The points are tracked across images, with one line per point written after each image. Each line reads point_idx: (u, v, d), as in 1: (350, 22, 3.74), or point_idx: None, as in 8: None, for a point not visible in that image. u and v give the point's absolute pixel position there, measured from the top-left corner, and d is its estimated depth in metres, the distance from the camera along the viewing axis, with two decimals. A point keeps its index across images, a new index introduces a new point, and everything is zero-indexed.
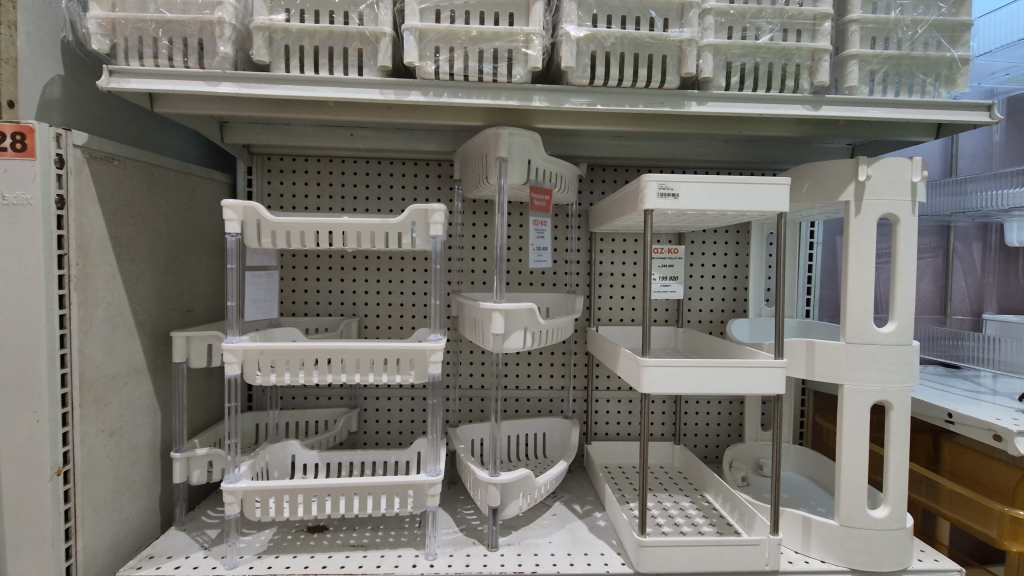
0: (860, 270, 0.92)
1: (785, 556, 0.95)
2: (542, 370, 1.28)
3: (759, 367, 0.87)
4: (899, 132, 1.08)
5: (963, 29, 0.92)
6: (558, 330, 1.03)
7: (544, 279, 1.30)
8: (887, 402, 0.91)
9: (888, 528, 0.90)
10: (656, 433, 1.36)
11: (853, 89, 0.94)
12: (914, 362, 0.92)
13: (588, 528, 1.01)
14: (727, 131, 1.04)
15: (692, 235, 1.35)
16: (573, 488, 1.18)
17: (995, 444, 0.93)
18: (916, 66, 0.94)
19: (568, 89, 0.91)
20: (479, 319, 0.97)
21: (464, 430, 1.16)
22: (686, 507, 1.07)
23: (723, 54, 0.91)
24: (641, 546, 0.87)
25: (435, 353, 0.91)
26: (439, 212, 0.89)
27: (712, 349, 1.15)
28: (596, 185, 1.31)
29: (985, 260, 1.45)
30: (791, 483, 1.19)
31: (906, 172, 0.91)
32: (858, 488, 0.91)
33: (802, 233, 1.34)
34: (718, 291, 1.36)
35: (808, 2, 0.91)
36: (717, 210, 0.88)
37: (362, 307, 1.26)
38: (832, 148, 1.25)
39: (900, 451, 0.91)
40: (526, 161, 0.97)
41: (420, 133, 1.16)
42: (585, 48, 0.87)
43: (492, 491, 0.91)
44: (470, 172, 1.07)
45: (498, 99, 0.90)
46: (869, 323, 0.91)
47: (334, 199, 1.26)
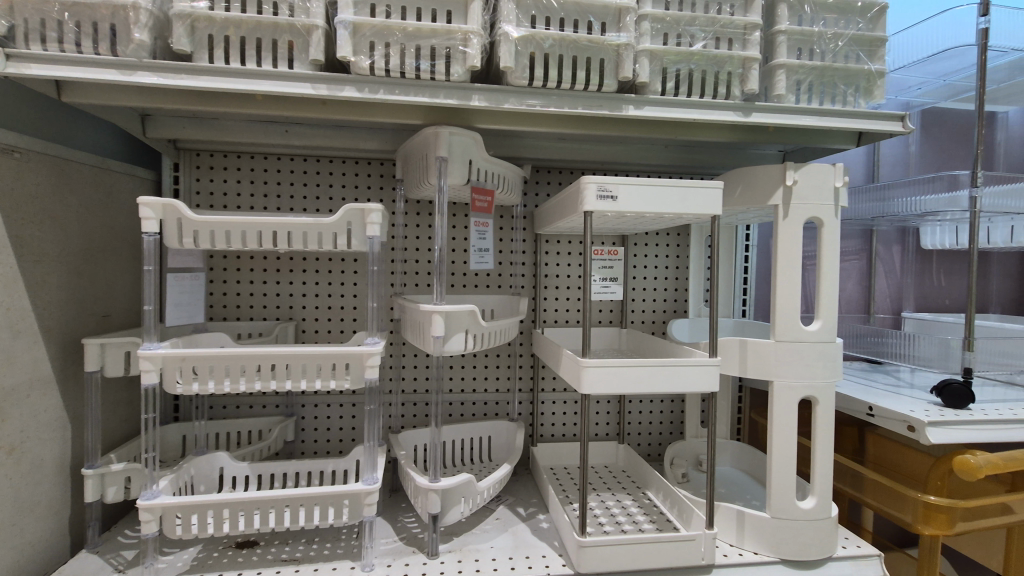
0: (788, 271, 0.96)
1: (721, 550, 0.98)
2: (488, 373, 1.27)
3: (694, 366, 0.89)
4: (825, 139, 1.13)
5: (878, 43, 0.97)
6: (500, 332, 1.02)
7: (489, 281, 1.29)
8: (814, 397, 0.96)
9: (815, 518, 0.94)
10: (601, 433, 1.37)
11: (781, 97, 0.98)
12: (837, 359, 0.96)
13: (531, 530, 1.01)
14: (665, 135, 1.06)
15: (635, 238, 1.37)
16: (518, 491, 1.17)
17: (910, 435, 0.99)
18: (837, 77, 0.99)
19: (506, 89, 0.90)
20: (419, 322, 0.95)
21: (405, 436, 1.13)
22: (629, 505, 1.09)
23: (659, 60, 0.93)
24: (581, 546, 0.86)
25: (372, 357, 0.88)
26: (375, 212, 0.87)
27: (653, 349, 1.18)
28: (542, 187, 1.31)
29: (904, 261, 1.55)
30: (729, 478, 1.23)
31: (829, 178, 0.95)
32: (787, 481, 0.94)
33: (739, 236, 1.40)
34: (660, 292, 1.39)
35: (738, 11, 0.95)
36: (654, 211, 0.89)
37: (300, 311, 1.21)
38: (764, 155, 1.31)
39: (826, 444, 0.95)
40: (467, 162, 0.96)
41: (359, 131, 1.13)
42: (523, 49, 0.87)
43: (432, 498, 0.89)
44: (411, 171, 1.05)
45: (436, 97, 0.88)
46: (797, 322, 0.95)
47: (269, 198, 1.21)
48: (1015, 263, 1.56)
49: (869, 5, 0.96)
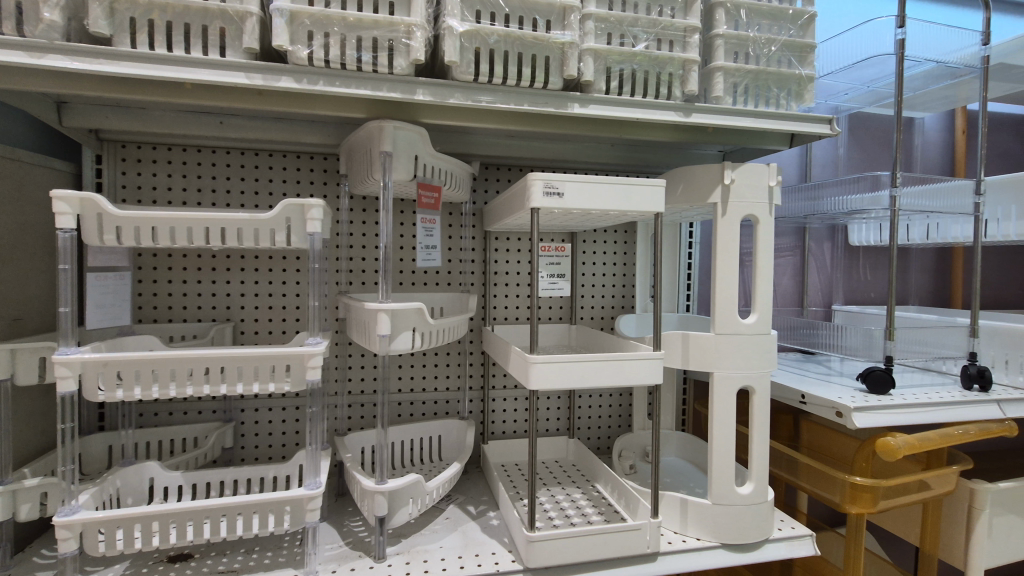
0: (726, 267, 0.99)
1: (665, 538, 1.01)
2: (438, 372, 1.26)
3: (639, 359, 0.91)
4: (760, 140, 1.18)
5: (808, 50, 1.02)
6: (448, 331, 1.02)
7: (438, 279, 1.27)
8: (751, 387, 1.00)
9: (753, 503, 0.99)
10: (551, 428, 1.39)
11: (720, 99, 1.02)
12: (772, 350, 1.01)
13: (480, 528, 1.00)
14: (611, 133, 1.07)
15: (583, 235, 1.39)
16: (468, 490, 1.17)
17: (839, 420, 1.04)
18: (771, 81, 1.03)
19: (452, 84, 0.89)
20: (364, 321, 0.93)
21: (352, 438, 1.10)
22: (578, 498, 1.10)
23: (603, 59, 0.95)
24: (530, 541, 0.87)
25: (315, 357, 0.85)
26: (316, 208, 0.84)
27: (601, 345, 1.19)
28: (490, 184, 1.31)
29: (834, 257, 1.65)
30: (674, 468, 1.27)
31: (764, 177, 1.00)
32: (728, 468, 0.98)
33: (682, 233, 1.44)
34: (607, 289, 1.42)
35: (679, 14, 0.97)
36: (600, 209, 0.91)
37: (238, 311, 1.16)
38: (705, 155, 1.35)
39: (762, 431, 1.00)
40: (413, 157, 0.94)
41: (301, 124, 1.09)
42: (468, 44, 0.86)
43: (379, 500, 0.88)
44: (355, 166, 1.02)
45: (379, 90, 0.86)
46: (735, 315, 0.99)
47: (204, 193, 1.15)
48: (930, 259, 1.69)
49: (800, 13, 1.02)
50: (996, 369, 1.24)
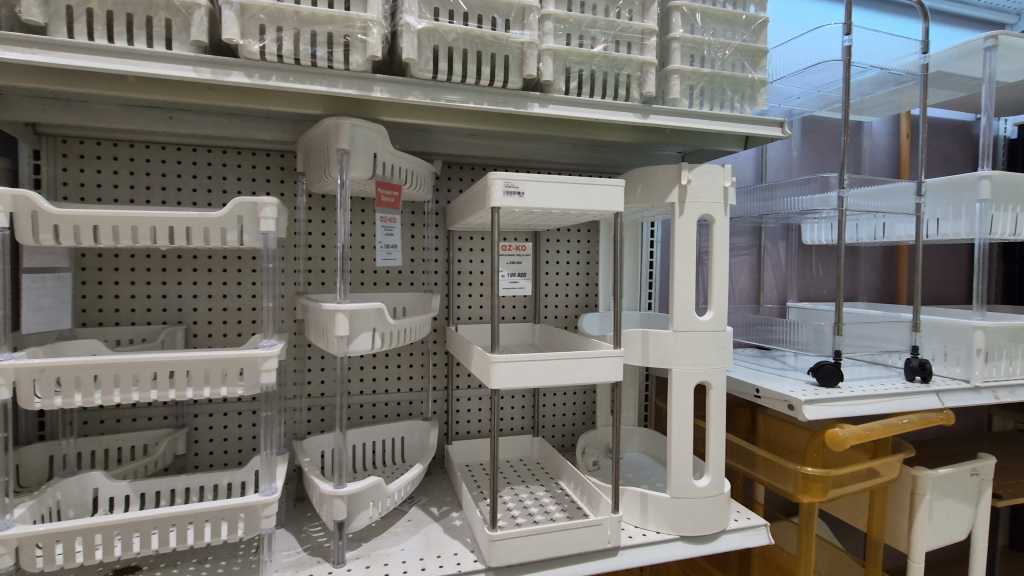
0: (684, 265, 1.01)
1: (626, 532, 1.02)
2: (401, 373, 1.25)
3: (599, 357, 0.92)
4: (716, 142, 1.21)
5: (760, 55, 1.06)
6: (410, 331, 1.01)
7: (400, 279, 1.26)
8: (708, 382, 1.03)
9: (709, 495, 1.02)
10: (516, 427, 1.39)
11: (676, 101, 1.04)
12: (728, 346, 1.04)
13: (443, 529, 1.00)
14: (572, 133, 1.08)
15: (547, 234, 1.40)
16: (431, 491, 1.16)
17: (790, 413, 1.08)
18: (725, 84, 1.06)
19: (410, 82, 0.88)
20: (321, 322, 0.91)
21: (311, 442, 1.08)
22: (541, 496, 1.11)
23: (563, 59, 0.95)
24: (492, 540, 0.87)
25: (269, 360, 0.83)
26: (269, 206, 0.82)
27: (564, 343, 1.20)
28: (453, 183, 1.30)
29: (788, 255, 1.70)
30: (636, 464, 1.29)
31: (719, 178, 1.03)
32: (686, 461, 1.00)
33: (644, 233, 1.47)
34: (571, 288, 1.43)
35: (636, 16, 0.99)
36: (560, 208, 0.91)
37: (190, 313, 1.12)
38: (665, 155, 1.38)
39: (719, 425, 1.03)
40: (372, 155, 0.93)
41: (255, 120, 1.06)
42: (427, 42, 0.86)
43: (337, 504, 0.87)
44: (312, 163, 1.00)
45: (334, 87, 0.84)
46: (692, 313, 1.01)
47: (153, 191, 1.11)
48: (878, 257, 1.77)
49: (753, 18, 1.05)
50: (936, 361, 1.30)
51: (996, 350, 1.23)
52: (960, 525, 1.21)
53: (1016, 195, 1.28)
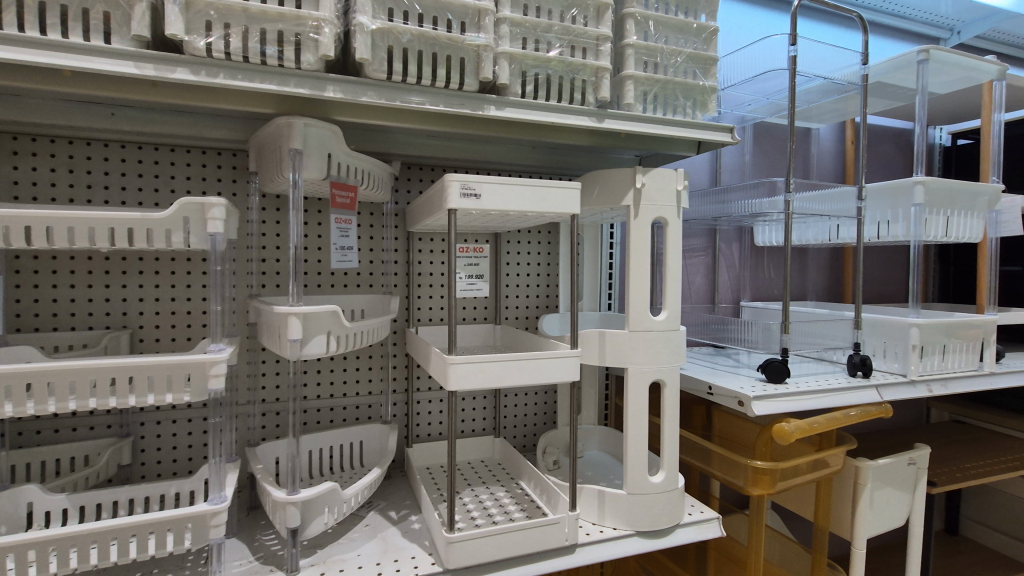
0: (639, 266, 1.04)
1: (583, 530, 1.04)
2: (359, 376, 1.23)
3: (555, 358, 0.93)
4: (670, 146, 1.25)
5: (711, 63, 1.10)
6: (367, 333, 1.00)
7: (359, 281, 1.24)
8: (662, 380, 1.06)
9: (664, 491, 1.04)
10: (477, 428, 1.40)
11: (630, 106, 1.06)
12: (681, 345, 1.07)
13: (401, 533, 0.99)
14: (530, 135, 1.09)
15: (508, 236, 1.41)
16: (391, 495, 1.15)
17: (741, 409, 1.12)
18: (677, 90, 1.09)
19: (364, 82, 0.87)
20: (274, 325, 0.89)
21: (264, 449, 1.05)
22: (501, 496, 1.12)
23: (518, 63, 0.96)
24: (449, 542, 0.87)
25: (217, 365, 0.81)
26: (217, 207, 0.80)
27: (524, 344, 1.21)
28: (413, 184, 1.29)
29: (741, 256, 1.77)
30: (596, 462, 1.31)
31: (672, 181, 1.06)
32: (641, 458, 1.03)
33: (603, 234, 1.49)
34: (532, 289, 1.44)
35: (591, 22, 1.00)
36: (517, 210, 0.92)
37: (136, 318, 1.08)
38: (622, 158, 1.40)
39: (672, 421, 1.06)
40: (326, 155, 0.91)
41: (204, 118, 1.03)
42: (381, 42, 0.85)
43: (291, 511, 0.85)
44: (264, 163, 0.98)
45: (285, 85, 0.83)
46: (647, 313, 1.04)
47: (95, 189, 1.06)
48: (825, 258, 1.85)
49: (703, 27, 1.08)
50: (877, 357, 1.37)
51: (930, 346, 1.31)
52: (898, 512, 1.28)
53: (947, 200, 1.36)
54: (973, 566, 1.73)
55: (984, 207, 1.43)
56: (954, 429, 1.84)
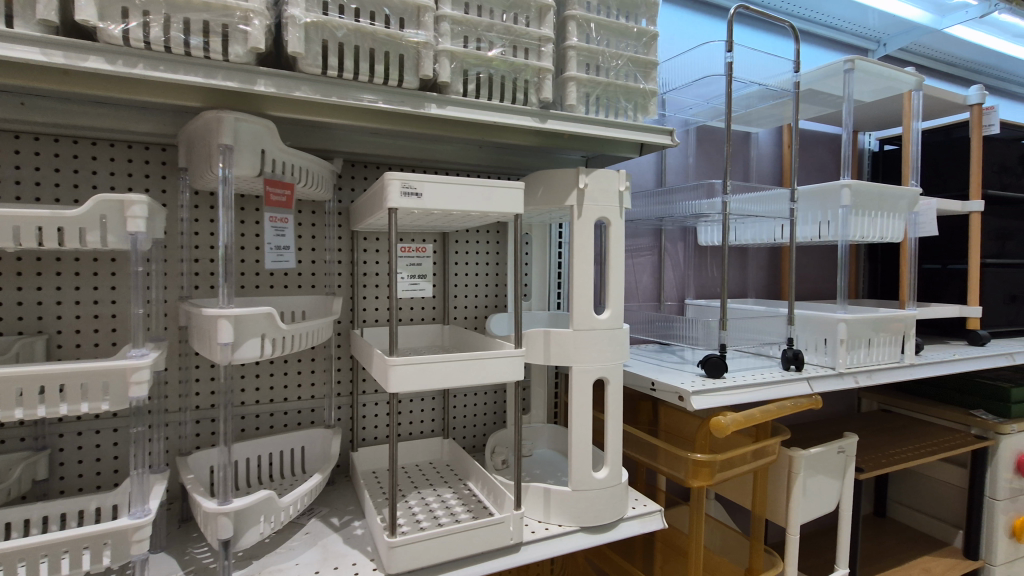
0: (582, 266, 1.05)
1: (529, 528, 1.05)
2: (301, 380, 1.20)
3: (499, 357, 0.93)
4: (613, 147, 1.27)
5: (651, 67, 1.12)
6: (306, 335, 0.97)
7: (300, 281, 1.20)
8: (606, 377, 1.07)
9: (607, 486, 1.06)
10: (425, 430, 1.38)
11: (572, 107, 1.07)
12: (624, 342, 1.09)
13: (342, 540, 0.97)
14: (474, 134, 1.09)
15: (456, 235, 1.40)
16: (334, 501, 1.12)
17: (681, 404, 1.15)
18: (618, 94, 1.11)
19: (298, 76, 0.85)
20: (203, 328, 0.86)
21: (196, 458, 1.01)
22: (448, 498, 1.11)
23: (459, 61, 0.95)
24: (391, 547, 0.86)
25: (139, 372, 0.77)
26: (138, 204, 0.76)
27: (471, 344, 1.20)
28: (357, 182, 1.26)
29: (686, 256, 1.82)
30: (545, 460, 1.32)
31: (614, 182, 1.07)
32: (585, 454, 1.04)
33: (552, 234, 1.51)
34: (480, 289, 1.44)
35: (533, 23, 1.01)
36: (459, 209, 0.92)
37: (53, 322, 1.01)
38: (569, 159, 1.42)
39: (616, 417, 1.08)
40: (259, 151, 0.88)
41: (128, 110, 0.97)
42: (315, 36, 0.83)
43: (223, 522, 0.82)
44: (193, 159, 0.93)
45: (212, 78, 0.79)
46: (590, 312, 1.05)
47: (4, 185, 0.98)
48: (764, 257, 1.93)
49: (643, 31, 1.11)
50: (809, 351, 1.44)
51: (857, 339, 1.38)
52: (829, 498, 1.35)
53: (871, 202, 1.44)
54: (897, 546, 1.84)
55: (905, 209, 1.52)
56: (881, 418, 1.96)
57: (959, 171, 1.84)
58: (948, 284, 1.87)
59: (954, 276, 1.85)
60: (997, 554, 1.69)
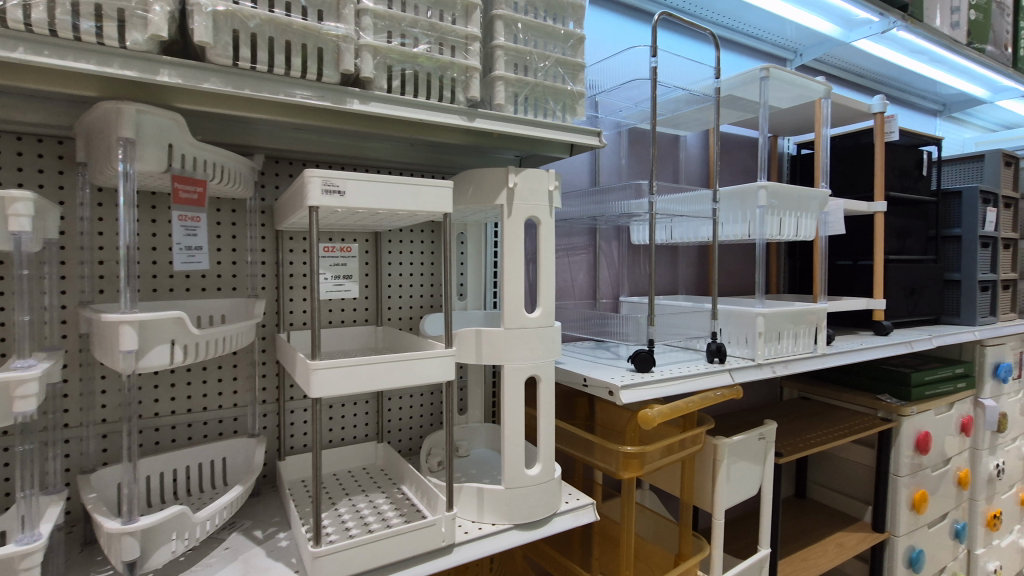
0: (512, 265, 1.05)
1: (462, 528, 1.04)
2: (222, 387, 1.14)
3: (428, 358, 0.92)
4: (544, 147, 1.28)
5: (578, 69, 1.15)
6: (224, 340, 0.92)
7: (220, 283, 1.15)
8: (538, 375, 1.08)
9: (541, 482, 1.07)
10: (359, 435, 1.35)
11: (501, 107, 1.07)
12: (556, 340, 1.11)
13: (265, 553, 0.93)
14: (403, 132, 1.07)
15: (389, 235, 1.37)
16: (258, 513, 1.07)
17: (611, 398, 1.18)
18: (547, 94, 1.13)
19: (205, 67, 0.80)
20: (104, 336, 0.80)
21: (100, 476, 0.94)
22: (379, 503, 1.08)
23: (383, 57, 0.93)
24: (315, 557, 0.83)
25: (24, 385, 0.70)
26: (21, 201, 0.69)
27: (404, 345, 1.18)
28: (279, 179, 1.21)
29: (620, 253, 1.87)
30: (482, 459, 1.32)
31: (543, 182, 1.08)
32: (518, 452, 1.05)
33: (487, 233, 1.51)
34: (414, 289, 1.42)
35: (459, 21, 1.00)
36: (384, 208, 0.90)
37: None
38: (503, 158, 1.42)
39: (547, 413, 1.09)
40: (166, 146, 0.83)
41: (14, 98, 0.88)
42: (224, 25, 0.79)
43: (127, 542, 0.76)
44: (92, 153, 0.87)
45: (107, 66, 0.73)
46: (521, 310, 1.06)
47: None
48: (693, 255, 2.01)
49: (570, 34, 1.13)
50: (732, 343, 1.52)
51: (774, 332, 1.47)
52: (751, 482, 1.43)
53: (786, 202, 1.53)
54: (815, 524, 1.97)
55: (816, 209, 1.62)
56: (801, 405, 2.09)
57: (865, 174, 1.98)
58: (856, 279, 2.01)
59: (863, 272, 2.00)
60: (900, 525, 1.85)
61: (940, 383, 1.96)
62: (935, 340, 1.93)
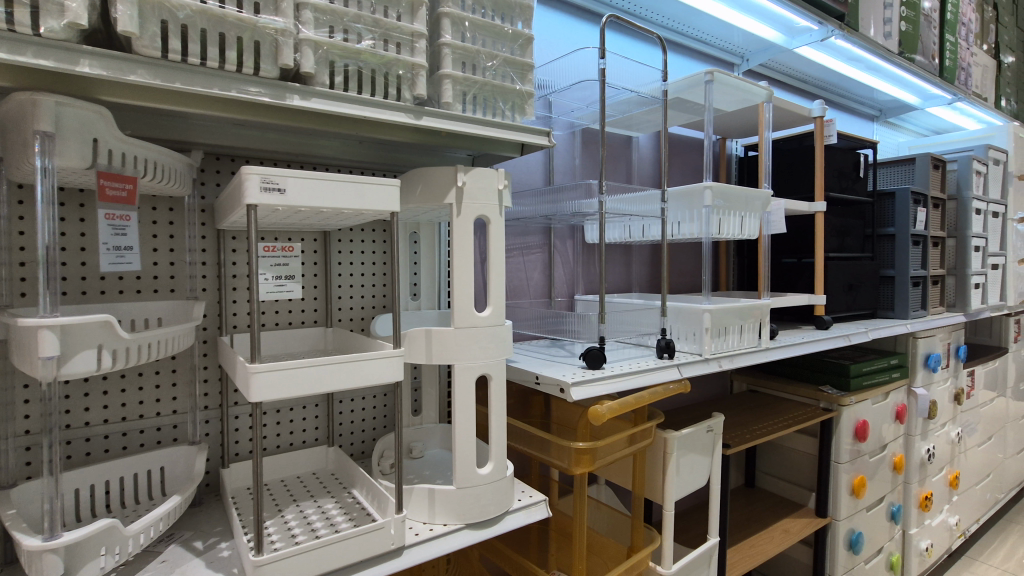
0: (462, 264, 1.05)
1: (413, 530, 1.03)
2: (161, 394, 1.09)
3: (374, 359, 0.91)
4: (495, 146, 1.28)
5: (526, 69, 1.15)
6: (158, 344, 0.88)
7: (157, 285, 1.10)
8: (489, 374, 1.08)
9: (492, 480, 1.08)
10: (308, 440, 1.31)
11: (449, 105, 1.07)
12: (507, 338, 1.11)
13: (205, 564, 0.90)
14: (348, 130, 1.05)
15: (339, 234, 1.34)
16: (199, 524, 1.03)
17: (562, 395, 1.19)
18: (495, 93, 1.13)
19: (132, 58, 0.76)
20: (22, 342, 0.75)
21: (21, 492, 0.88)
22: (328, 508, 1.06)
23: (325, 52, 0.91)
24: (257, 566, 0.80)
25: None
26: None
27: (353, 346, 1.16)
28: (220, 176, 1.17)
29: (574, 252, 1.90)
30: (435, 460, 1.31)
31: (493, 181, 1.08)
32: (469, 451, 1.05)
33: (440, 233, 1.50)
34: (366, 289, 1.40)
35: (404, 17, 0.99)
36: (327, 206, 0.88)
37: None
38: (455, 157, 1.42)
39: (498, 411, 1.09)
40: (91, 140, 0.79)
41: None
42: (151, 15, 0.76)
43: (49, 560, 0.72)
44: (7, 147, 0.81)
45: (19, 54, 0.69)
46: (471, 309, 1.06)
47: None
48: (646, 254, 2.06)
49: (518, 34, 1.13)
50: (682, 339, 1.56)
51: (720, 327, 1.52)
52: (700, 474, 1.47)
53: (730, 202, 1.59)
54: (762, 512, 2.05)
55: (759, 209, 1.69)
56: (749, 398, 2.17)
57: (807, 175, 2.07)
58: (800, 276, 2.10)
59: (805, 269, 2.09)
60: (841, 510, 1.94)
61: (876, 374, 2.07)
62: (872, 333, 2.03)
